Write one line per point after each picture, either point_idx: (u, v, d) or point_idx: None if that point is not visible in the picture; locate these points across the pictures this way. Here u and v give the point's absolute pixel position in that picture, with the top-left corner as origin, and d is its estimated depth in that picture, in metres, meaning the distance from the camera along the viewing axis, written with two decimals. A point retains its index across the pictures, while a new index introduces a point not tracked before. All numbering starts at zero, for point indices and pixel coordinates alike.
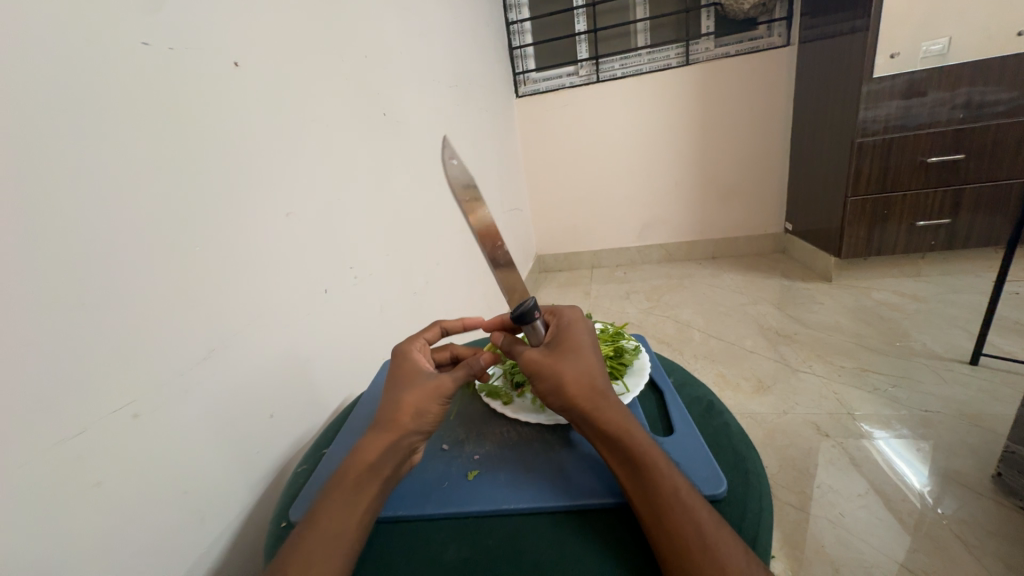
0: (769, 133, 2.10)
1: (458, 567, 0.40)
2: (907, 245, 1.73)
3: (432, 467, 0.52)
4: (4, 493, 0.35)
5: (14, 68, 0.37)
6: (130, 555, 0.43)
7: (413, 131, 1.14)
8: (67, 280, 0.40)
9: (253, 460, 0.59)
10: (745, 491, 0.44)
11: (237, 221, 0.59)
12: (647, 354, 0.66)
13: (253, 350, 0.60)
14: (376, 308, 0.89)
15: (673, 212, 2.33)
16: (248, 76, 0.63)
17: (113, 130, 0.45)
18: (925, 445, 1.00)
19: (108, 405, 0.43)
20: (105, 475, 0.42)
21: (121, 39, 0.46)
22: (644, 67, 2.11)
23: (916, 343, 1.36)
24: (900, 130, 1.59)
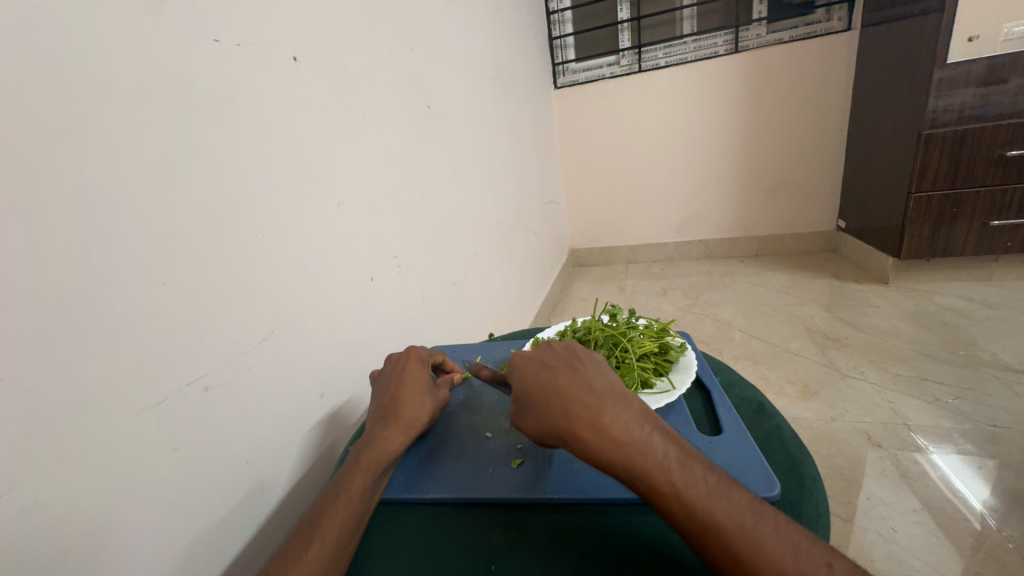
0: (825, 124, 1.97)
1: (504, 551, 0.41)
2: (978, 247, 1.59)
3: (477, 453, 0.52)
4: (97, 451, 0.39)
5: (105, 66, 0.41)
6: (200, 516, 0.47)
7: (456, 123, 1.16)
8: (149, 262, 0.44)
9: (306, 435, 0.62)
10: (798, 496, 0.43)
11: (293, 210, 0.62)
12: (693, 351, 0.65)
13: (307, 333, 0.63)
14: (417, 298, 0.91)
15: (715, 207, 2.24)
16: (307, 70, 0.65)
17: (190, 123, 0.48)
18: (991, 462, 0.93)
19: (183, 378, 0.47)
20: (181, 441, 0.46)
21: (198, 37, 0.49)
22: (690, 55, 2.03)
23: (984, 352, 1.26)
24: (976, 120, 1.46)
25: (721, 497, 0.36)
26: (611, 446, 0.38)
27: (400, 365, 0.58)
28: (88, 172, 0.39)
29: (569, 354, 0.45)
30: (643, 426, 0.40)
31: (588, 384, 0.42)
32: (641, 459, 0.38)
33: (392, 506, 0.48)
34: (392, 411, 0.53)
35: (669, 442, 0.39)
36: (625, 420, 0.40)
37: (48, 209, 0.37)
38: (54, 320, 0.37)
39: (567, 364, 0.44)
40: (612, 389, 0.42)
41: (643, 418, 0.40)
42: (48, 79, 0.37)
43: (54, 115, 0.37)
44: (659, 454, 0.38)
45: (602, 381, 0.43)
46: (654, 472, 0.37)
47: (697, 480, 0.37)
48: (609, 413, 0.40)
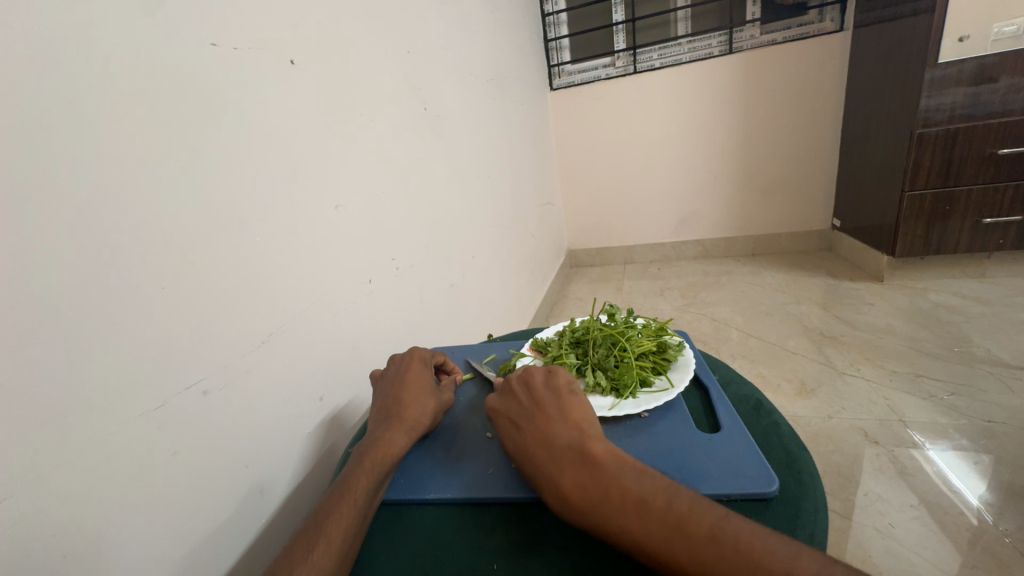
0: (819, 123, 1.99)
1: (506, 549, 0.41)
2: (970, 244, 1.61)
3: (477, 453, 0.53)
4: (96, 455, 0.39)
5: (101, 71, 0.41)
6: (200, 521, 0.47)
7: (452, 125, 1.16)
8: (147, 266, 0.44)
9: (305, 438, 0.62)
10: (797, 491, 0.43)
11: (290, 213, 0.62)
12: (691, 350, 0.65)
13: (305, 337, 0.63)
14: (415, 300, 0.91)
15: (711, 207, 2.25)
16: (304, 73, 0.66)
17: (188, 127, 0.48)
18: (986, 457, 0.94)
19: (183, 382, 0.47)
20: (180, 446, 0.46)
21: (196, 41, 0.50)
22: (684, 57, 2.04)
23: (978, 348, 1.27)
24: (967, 118, 1.48)
25: (681, 532, 0.34)
26: (570, 505, 0.39)
27: (402, 367, 0.59)
28: (85, 175, 0.39)
29: (531, 409, 0.47)
30: (601, 471, 0.40)
31: (547, 443, 0.43)
32: (599, 511, 0.38)
33: (394, 507, 0.48)
34: (394, 412, 0.53)
35: (627, 479, 0.39)
36: (580, 473, 0.40)
37: (45, 212, 0.36)
38: (52, 324, 0.37)
39: (528, 423, 0.46)
40: (571, 440, 0.43)
41: (603, 463, 0.40)
42: (45, 83, 0.37)
43: (49, 120, 0.37)
44: (618, 499, 0.38)
45: (562, 434, 0.44)
46: (613, 522, 0.37)
47: (655, 519, 0.36)
48: (566, 471, 0.41)
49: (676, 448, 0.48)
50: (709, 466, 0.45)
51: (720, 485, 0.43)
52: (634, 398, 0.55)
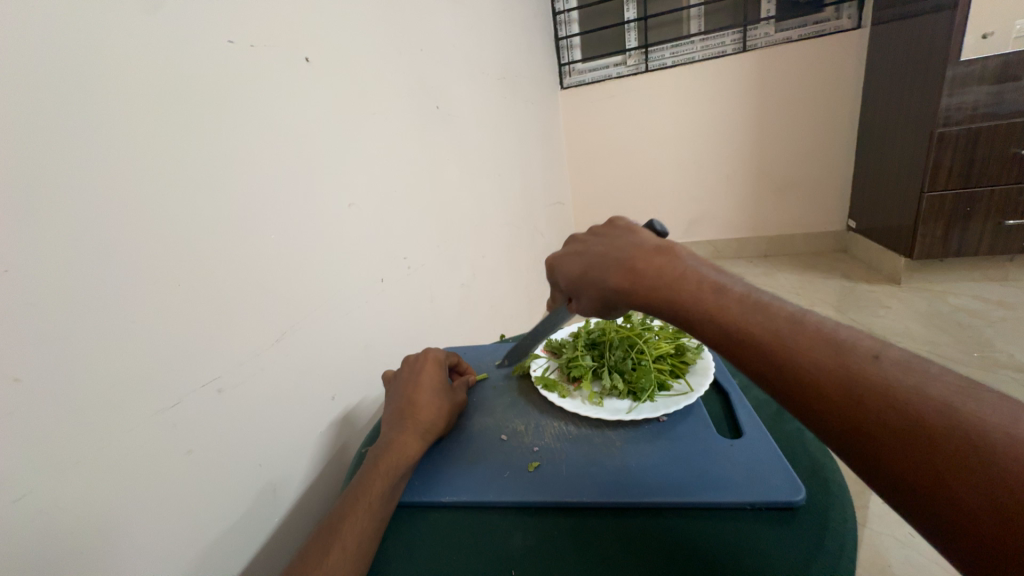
0: (835, 123, 1.95)
1: (523, 555, 0.40)
2: (992, 246, 1.57)
3: (492, 456, 0.52)
4: (111, 454, 0.39)
5: (116, 69, 0.41)
6: (214, 519, 0.47)
7: (463, 123, 1.15)
8: (163, 265, 0.44)
9: (319, 437, 0.62)
10: (824, 500, 0.42)
11: (304, 213, 0.62)
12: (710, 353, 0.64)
13: (318, 336, 0.63)
14: (427, 299, 0.91)
15: (722, 207, 2.23)
16: (317, 72, 0.65)
17: (202, 126, 0.48)
18: None
19: (198, 381, 0.47)
20: (195, 444, 0.46)
21: (210, 39, 0.50)
22: (697, 55, 2.01)
23: (1000, 353, 1.24)
24: (989, 118, 1.44)
25: (760, 311, 0.34)
26: (645, 285, 0.40)
27: (416, 369, 0.58)
28: (100, 175, 0.39)
29: (611, 229, 0.48)
30: (681, 263, 0.40)
31: (627, 247, 0.44)
32: (673, 287, 0.38)
33: (408, 510, 0.47)
34: (408, 414, 0.53)
35: (708, 273, 0.39)
36: (661, 261, 0.41)
37: (60, 212, 0.36)
38: (66, 326, 0.37)
39: (607, 239, 0.47)
40: (649, 245, 0.43)
41: (683, 258, 0.41)
42: (60, 83, 0.37)
43: (66, 119, 0.37)
44: (695, 279, 0.38)
45: (641, 242, 0.44)
46: (689, 295, 0.37)
47: (733, 297, 0.36)
48: (645, 260, 0.41)
49: (697, 454, 0.47)
50: (732, 474, 0.44)
51: (743, 493, 0.42)
52: (652, 402, 0.54)
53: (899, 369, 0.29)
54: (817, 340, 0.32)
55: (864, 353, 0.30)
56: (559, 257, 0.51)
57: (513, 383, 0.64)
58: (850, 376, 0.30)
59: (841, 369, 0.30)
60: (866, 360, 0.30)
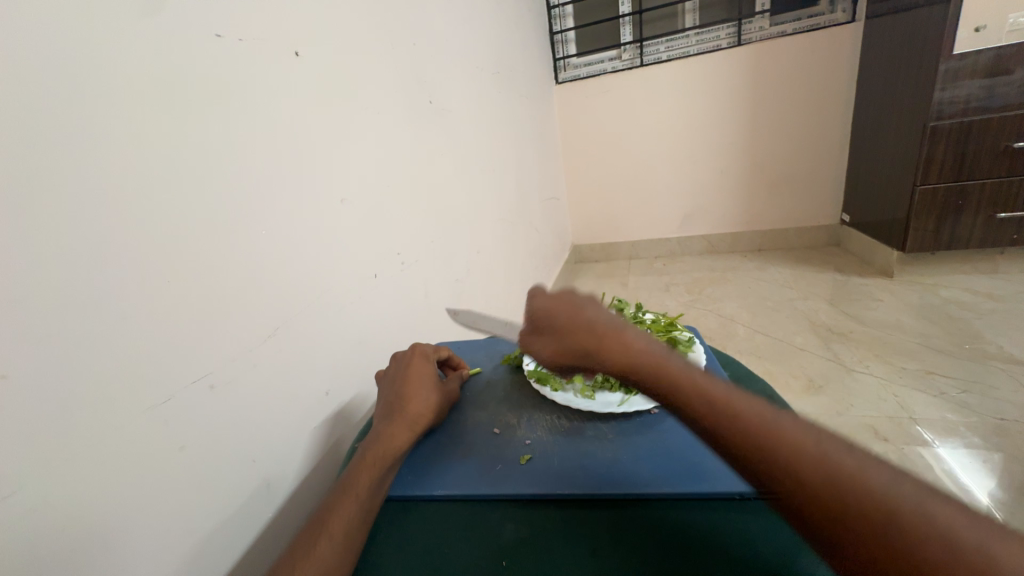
0: (829, 117, 1.96)
1: (514, 547, 0.41)
2: (983, 239, 1.58)
3: (485, 449, 0.52)
4: (103, 451, 0.39)
5: (102, 62, 0.40)
6: (208, 515, 0.47)
7: (456, 118, 1.14)
8: (154, 262, 0.44)
9: (313, 433, 0.62)
10: None
11: (296, 209, 0.61)
12: (701, 346, 0.64)
13: (311, 332, 0.62)
14: (421, 294, 0.91)
15: (716, 202, 2.23)
16: (308, 66, 0.65)
17: (193, 120, 0.48)
18: (998, 455, 0.93)
19: (189, 376, 0.46)
20: (188, 440, 0.46)
21: (201, 33, 0.49)
22: (692, 49, 2.01)
23: (990, 345, 1.26)
24: (982, 111, 1.45)
25: (742, 398, 0.38)
26: (636, 357, 0.43)
27: (406, 363, 0.58)
28: (89, 168, 0.39)
29: (601, 300, 0.51)
30: (665, 350, 0.44)
31: (616, 320, 0.47)
32: (662, 366, 0.41)
33: (400, 503, 0.48)
34: (397, 407, 0.53)
35: (690, 362, 0.43)
36: (648, 344, 0.44)
37: (49, 205, 0.36)
38: (57, 319, 0.36)
39: (597, 304, 0.50)
40: (636, 326, 0.47)
41: (664, 345, 0.45)
42: (50, 75, 0.36)
43: (52, 112, 0.36)
44: (680, 364, 0.42)
45: (627, 320, 0.48)
46: (674, 374, 0.40)
47: (717, 385, 0.39)
48: (635, 337, 0.45)
49: (687, 445, 0.48)
50: (719, 465, 0.45)
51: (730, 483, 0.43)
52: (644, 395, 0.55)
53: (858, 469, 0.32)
54: (796, 429, 0.35)
55: (836, 445, 0.34)
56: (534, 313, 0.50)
57: (506, 377, 0.64)
58: (828, 465, 0.32)
59: (821, 459, 0.33)
60: (840, 451, 0.33)
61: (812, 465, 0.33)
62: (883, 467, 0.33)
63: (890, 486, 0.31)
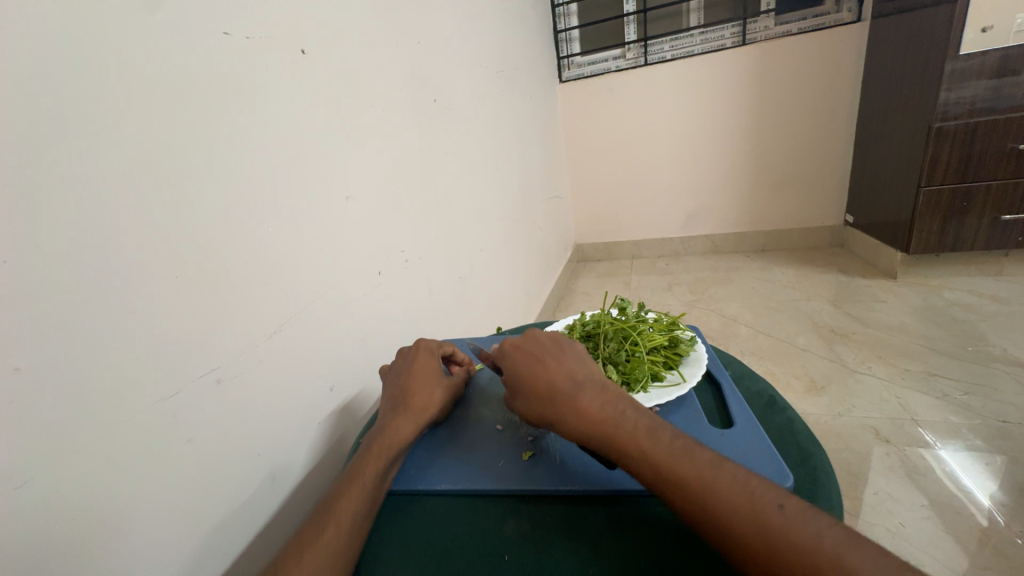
0: (834, 117, 1.95)
1: (516, 541, 0.41)
2: (988, 241, 1.58)
3: (488, 445, 0.53)
4: (112, 443, 0.40)
5: (110, 59, 0.40)
6: (214, 509, 0.48)
7: (461, 116, 1.15)
8: (162, 257, 0.44)
9: (317, 428, 0.62)
10: (811, 489, 0.43)
11: (302, 205, 0.62)
12: (704, 345, 0.65)
13: (315, 328, 0.63)
14: (425, 292, 0.92)
15: (720, 202, 2.23)
16: (314, 64, 0.65)
17: (198, 117, 0.48)
18: (999, 458, 0.92)
19: (195, 371, 0.47)
20: (194, 434, 0.46)
21: (207, 31, 0.50)
22: (696, 48, 2.01)
23: (993, 348, 1.25)
24: (988, 113, 1.44)
25: (686, 457, 0.38)
26: (588, 423, 0.43)
27: (410, 358, 0.59)
28: (96, 165, 0.39)
29: (555, 347, 0.51)
30: (618, 403, 0.44)
31: (571, 374, 0.47)
32: (612, 430, 0.42)
33: (404, 497, 0.48)
34: (402, 401, 0.53)
35: (641, 414, 0.43)
36: (601, 400, 0.44)
37: (56, 201, 0.37)
38: (64, 313, 0.37)
39: (553, 356, 0.49)
40: (591, 377, 0.47)
41: (617, 396, 0.45)
42: (57, 73, 0.37)
43: (62, 109, 0.37)
44: (630, 423, 0.42)
45: (583, 370, 0.48)
46: (624, 438, 0.41)
47: (664, 443, 0.40)
48: (588, 396, 0.45)
49: None
50: None
51: None
52: (645, 393, 0.55)
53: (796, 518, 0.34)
54: (735, 490, 0.36)
55: (771, 503, 0.35)
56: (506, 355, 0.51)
57: None
58: (763, 527, 0.34)
59: (756, 523, 0.34)
60: (773, 510, 0.34)
61: (754, 519, 0.34)
62: (812, 521, 0.34)
63: (818, 544, 0.33)
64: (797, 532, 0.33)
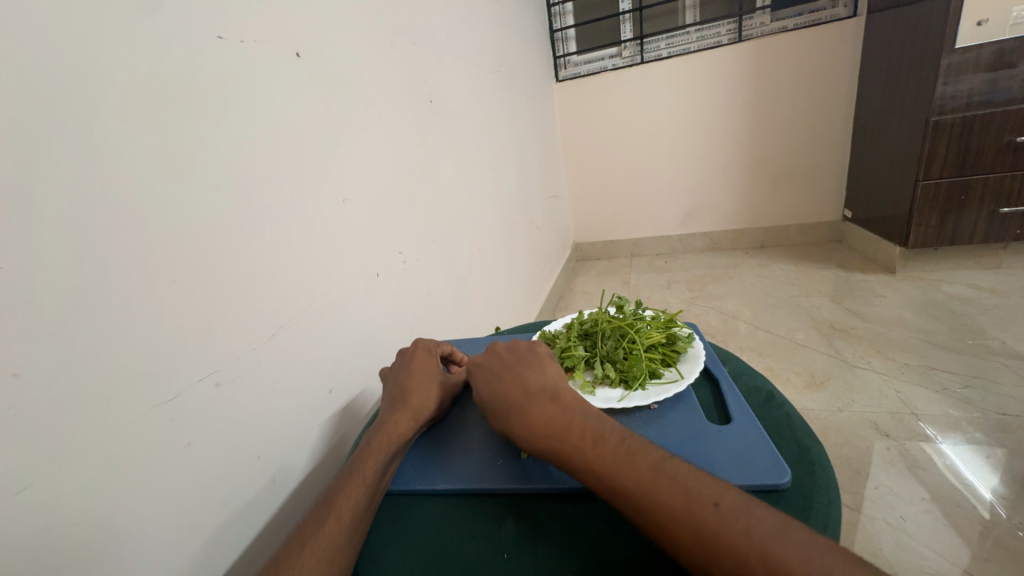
0: (831, 113, 1.95)
1: (517, 539, 0.41)
2: (986, 235, 1.58)
3: (486, 444, 0.53)
4: (111, 447, 0.40)
5: (102, 63, 0.40)
6: (216, 513, 0.48)
7: (457, 117, 1.15)
8: (158, 261, 0.44)
9: (317, 430, 0.63)
10: (810, 483, 0.43)
11: (298, 208, 0.62)
12: (701, 341, 0.65)
13: (314, 330, 0.63)
14: (423, 291, 0.92)
15: (718, 199, 2.23)
16: (309, 66, 0.65)
17: (194, 121, 0.48)
18: (999, 451, 0.93)
19: (194, 374, 0.47)
20: (194, 437, 0.46)
21: (201, 34, 0.50)
22: (692, 45, 2.01)
23: (993, 341, 1.25)
24: (984, 106, 1.44)
25: (628, 461, 0.39)
26: (536, 435, 0.44)
27: (409, 357, 0.59)
28: (92, 169, 0.39)
29: (512, 358, 0.52)
30: (567, 410, 0.44)
31: (522, 386, 0.48)
32: (559, 440, 0.42)
33: (403, 497, 0.48)
34: (401, 399, 0.53)
35: (589, 420, 0.43)
36: (550, 408, 0.45)
37: (51, 205, 0.37)
38: (59, 316, 0.37)
39: (509, 369, 0.51)
40: (543, 385, 0.48)
41: (567, 403, 0.45)
42: (54, 78, 0.37)
43: (55, 114, 0.37)
44: (576, 430, 0.42)
45: (535, 379, 0.49)
46: (570, 447, 0.41)
47: (609, 450, 0.40)
48: (538, 406, 0.46)
49: (688, 439, 0.48)
50: (720, 458, 0.45)
51: (731, 476, 0.43)
52: (644, 390, 0.55)
53: (733, 518, 0.33)
54: (673, 490, 0.36)
55: (707, 501, 0.35)
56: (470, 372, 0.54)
57: None
58: (701, 527, 0.33)
59: (692, 524, 0.34)
60: (709, 509, 0.34)
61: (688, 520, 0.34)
62: (748, 517, 0.33)
63: (750, 541, 0.32)
64: (732, 529, 0.33)
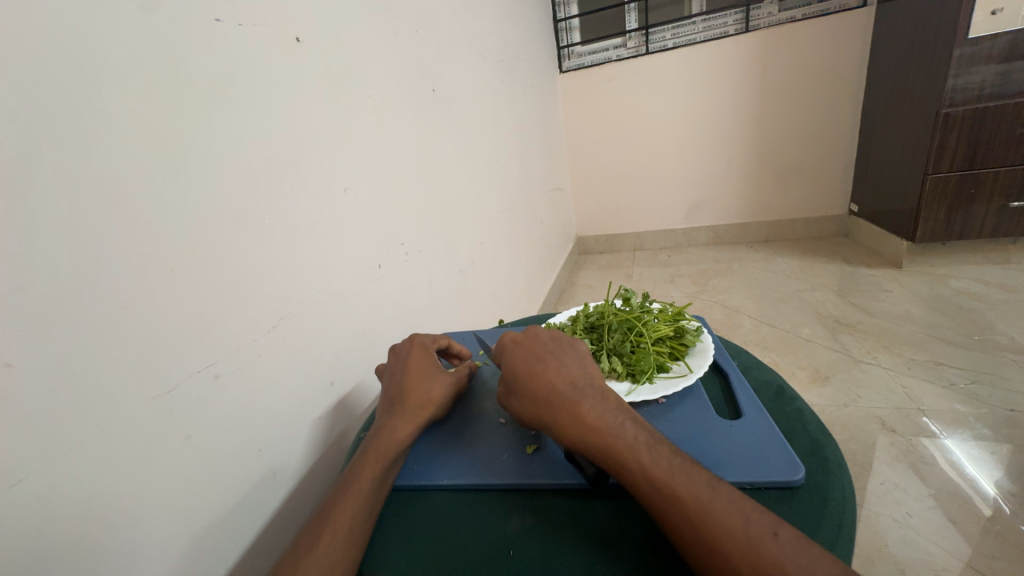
0: (838, 105, 1.93)
1: (523, 535, 0.41)
2: (995, 229, 1.56)
3: (491, 438, 0.52)
4: (107, 439, 0.39)
5: (93, 44, 0.39)
6: (215, 507, 0.48)
7: (460, 107, 1.13)
8: (158, 250, 0.43)
9: (317, 423, 0.62)
10: (824, 479, 0.42)
11: (298, 198, 0.61)
12: (710, 335, 0.63)
13: (313, 323, 0.62)
14: (425, 284, 0.91)
15: (723, 192, 2.21)
16: (309, 52, 0.64)
17: (192, 107, 0.47)
18: (1006, 446, 0.92)
19: (192, 366, 0.46)
20: (193, 429, 0.46)
21: (199, 16, 0.48)
22: (698, 36, 1.97)
23: (1001, 336, 1.24)
24: (996, 98, 1.41)
25: (686, 473, 0.37)
26: (591, 430, 0.42)
27: (405, 354, 0.57)
28: (85, 157, 0.38)
29: (555, 347, 0.51)
30: (616, 413, 0.43)
31: (571, 380, 0.46)
32: (614, 440, 0.41)
33: (407, 493, 0.48)
34: (399, 399, 0.52)
35: (637, 424, 0.42)
36: (601, 407, 0.44)
37: (45, 194, 0.35)
38: (56, 307, 0.36)
39: (554, 356, 0.49)
40: (590, 383, 0.46)
41: (614, 405, 0.44)
42: (51, 64, 0.36)
43: (49, 98, 0.36)
44: (629, 434, 0.41)
45: (583, 376, 0.47)
46: (622, 450, 0.40)
47: (664, 457, 0.39)
48: (588, 402, 0.44)
49: (698, 435, 0.47)
50: (731, 454, 0.44)
51: (742, 473, 0.42)
52: (651, 384, 0.54)
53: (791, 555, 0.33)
54: (732, 508, 0.35)
55: (766, 530, 0.34)
56: (508, 351, 0.51)
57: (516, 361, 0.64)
58: (757, 555, 0.33)
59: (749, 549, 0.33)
60: (768, 538, 0.33)
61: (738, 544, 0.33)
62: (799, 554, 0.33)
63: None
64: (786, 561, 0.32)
